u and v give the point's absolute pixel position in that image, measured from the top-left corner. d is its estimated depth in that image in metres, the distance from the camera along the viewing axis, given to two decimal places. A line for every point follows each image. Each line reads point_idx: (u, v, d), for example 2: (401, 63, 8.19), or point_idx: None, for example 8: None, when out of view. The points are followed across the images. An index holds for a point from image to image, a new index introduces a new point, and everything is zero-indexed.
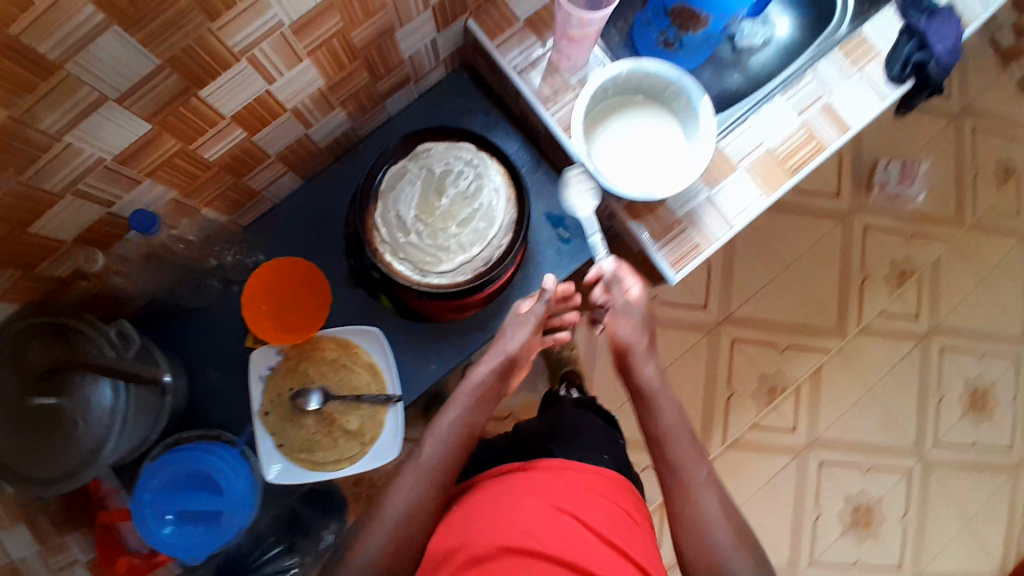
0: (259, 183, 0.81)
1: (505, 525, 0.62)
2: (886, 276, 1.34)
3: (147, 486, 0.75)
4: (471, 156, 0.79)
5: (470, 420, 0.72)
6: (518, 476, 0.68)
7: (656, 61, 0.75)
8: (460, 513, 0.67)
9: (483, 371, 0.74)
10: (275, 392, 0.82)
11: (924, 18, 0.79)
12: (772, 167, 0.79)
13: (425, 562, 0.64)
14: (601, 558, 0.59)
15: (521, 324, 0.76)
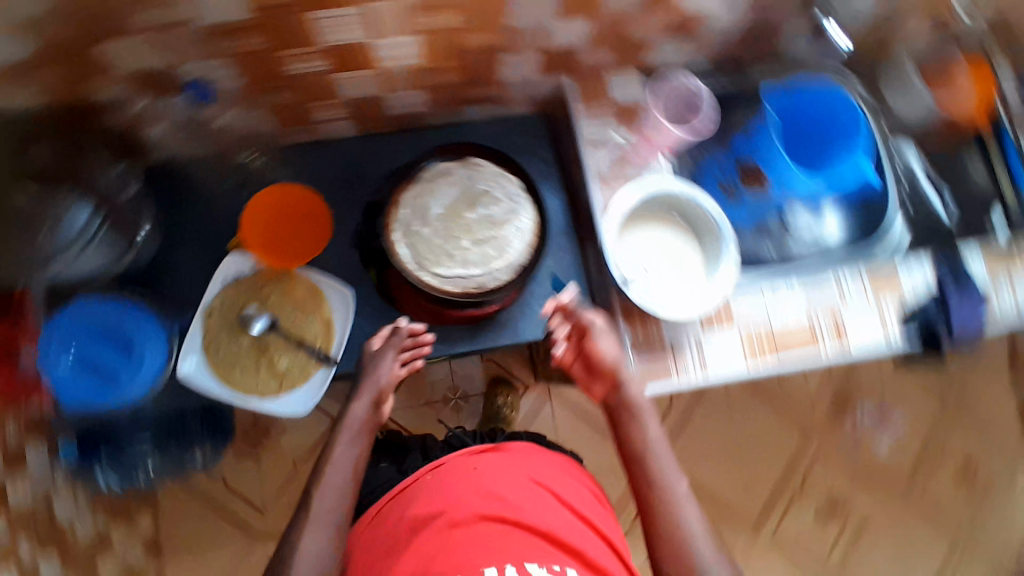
0: (320, 115, 0.84)
1: (485, 496, 0.70)
2: (818, 506, 1.33)
3: (68, 318, 0.76)
4: (513, 190, 0.82)
5: (355, 455, 0.73)
6: (487, 455, 0.76)
7: (706, 198, 0.79)
8: (432, 478, 0.74)
9: (360, 409, 0.76)
10: (230, 298, 0.83)
11: (956, 293, 0.82)
12: (764, 342, 0.81)
13: (403, 524, 0.69)
14: (571, 525, 0.70)
15: (380, 360, 0.79)
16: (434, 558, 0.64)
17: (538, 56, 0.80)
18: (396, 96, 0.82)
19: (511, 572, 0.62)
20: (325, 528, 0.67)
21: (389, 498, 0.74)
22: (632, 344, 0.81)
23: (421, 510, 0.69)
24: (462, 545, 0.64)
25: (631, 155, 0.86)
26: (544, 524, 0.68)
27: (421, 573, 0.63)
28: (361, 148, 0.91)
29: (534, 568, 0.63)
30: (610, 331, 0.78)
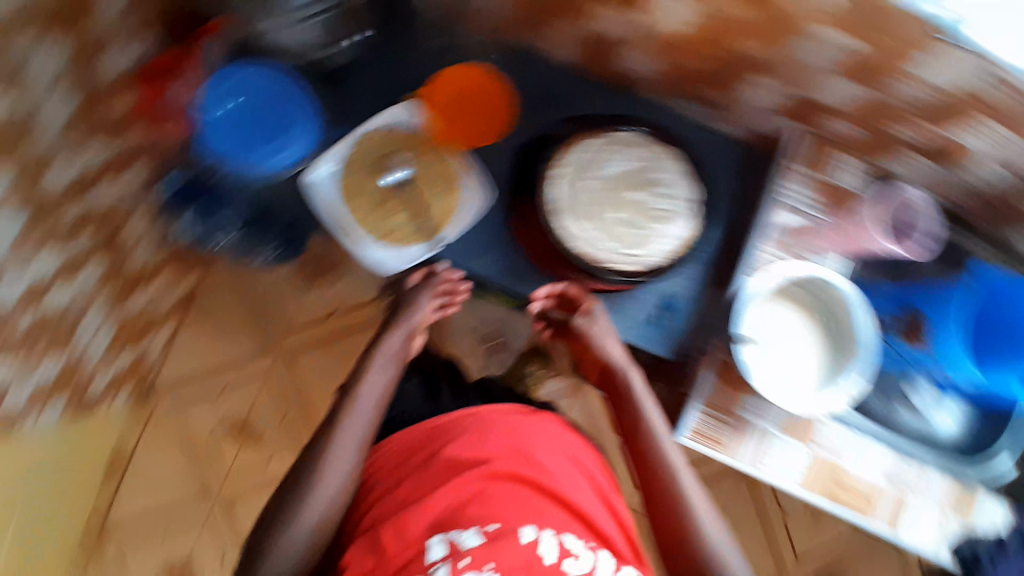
0: (557, 29, 0.80)
1: (523, 459, 0.72)
2: None
3: (252, 75, 0.80)
4: (687, 198, 0.78)
5: (385, 378, 0.76)
6: (528, 416, 0.78)
7: (869, 318, 0.72)
8: (473, 423, 0.75)
9: (395, 341, 0.78)
10: (384, 138, 0.83)
11: (1016, 553, 0.81)
12: (824, 477, 0.79)
13: (436, 458, 0.72)
14: (595, 502, 0.74)
15: (421, 295, 0.80)
16: (471, 502, 0.68)
17: (789, 93, 0.74)
18: (632, 52, 0.78)
19: (546, 537, 0.66)
20: (348, 449, 0.70)
21: (425, 431, 0.76)
22: (706, 403, 0.77)
23: (460, 452, 0.71)
24: (498, 500, 0.68)
25: (817, 232, 0.81)
26: (576, 501, 0.72)
27: (454, 510, 0.67)
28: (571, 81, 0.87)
29: (567, 538, 0.67)
30: (614, 333, 0.79)
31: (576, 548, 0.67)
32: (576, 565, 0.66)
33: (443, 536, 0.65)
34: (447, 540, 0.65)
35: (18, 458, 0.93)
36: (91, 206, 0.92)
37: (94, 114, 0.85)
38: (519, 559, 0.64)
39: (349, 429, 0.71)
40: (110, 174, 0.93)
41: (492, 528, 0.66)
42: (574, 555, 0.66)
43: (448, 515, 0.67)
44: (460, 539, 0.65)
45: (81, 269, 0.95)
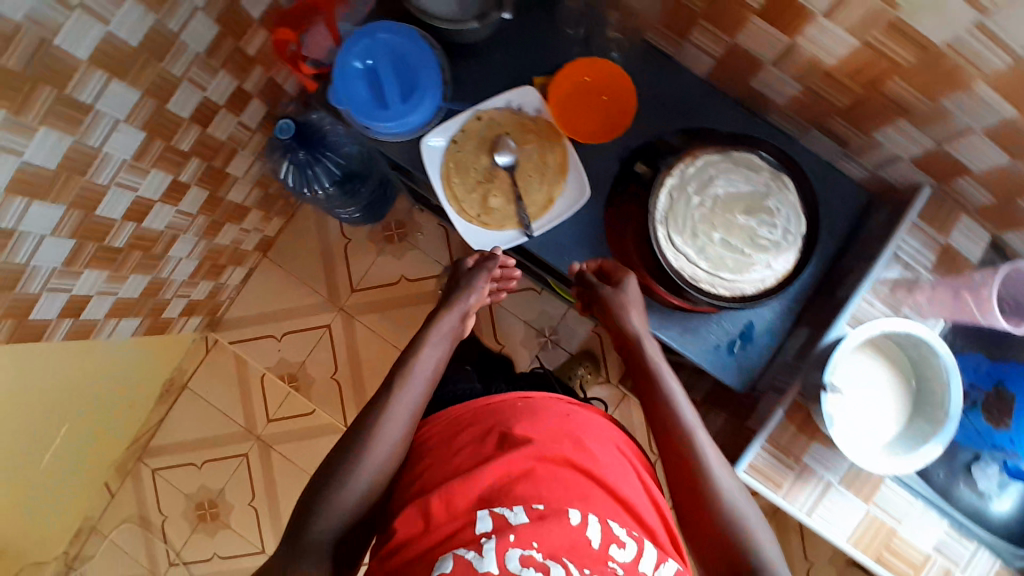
0: (697, 38, 0.78)
1: (577, 449, 0.70)
2: None
3: (382, 30, 0.77)
4: (793, 232, 0.76)
5: (437, 356, 0.80)
6: (579, 408, 0.77)
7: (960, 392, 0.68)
8: (524, 407, 0.74)
9: (451, 320, 0.82)
10: (499, 119, 0.83)
11: None
12: (876, 539, 0.76)
13: (487, 440, 0.70)
14: (645, 500, 0.70)
15: (476, 277, 0.83)
16: (519, 477, 0.65)
17: (930, 145, 0.70)
18: (768, 74, 0.76)
19: (594, 522, 0.62)
20: (401, 415, 0.73)
21: (475, 410, 0.76)
22: (771, 441, 0.75)
23: (513, 429, 0.70)
24: (549, 480, 0.65)
25: (921, 292, 0.76)
26: (624, 491, 0.68)
27: (501, 482, 0.65)
28: (697, 93, 0.84)
29: (614, 526, 0.63)
30: (640, 303, 0.79)
31: (623, 536, 0.63)
32: (622, 554, 0.61)
33: (490, 510, 0.63)
34: (493, 514, 0.62)
35: (89, 348, 1.03)
36: (205, 133, 0.97)
37: (238, 41, 0.93)
38: (565, 539, 0.60)
39: (403, 395, 0.74)
40: (231, 108, 0.99)
41: (539, 507, 0.63)
42: (620, 544, 0.62)
43: (494, 490, 0.64)
44: (507, 514, 0.62)
45: (183, 194, 1.00)
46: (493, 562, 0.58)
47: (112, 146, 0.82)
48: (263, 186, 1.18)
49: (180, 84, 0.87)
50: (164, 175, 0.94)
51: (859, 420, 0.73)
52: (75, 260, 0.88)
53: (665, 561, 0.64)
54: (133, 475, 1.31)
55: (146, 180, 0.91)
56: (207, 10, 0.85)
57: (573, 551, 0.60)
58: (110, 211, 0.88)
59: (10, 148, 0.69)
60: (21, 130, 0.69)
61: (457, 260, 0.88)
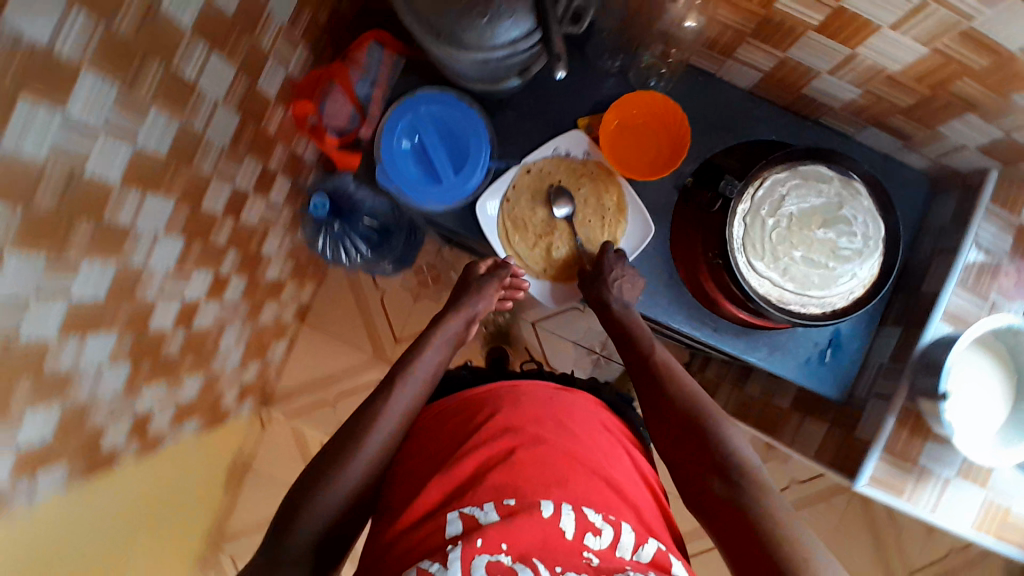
0: (745, 54, 0.75)
1: (567, 434, 0.68)
2: None
3: (429, 107, 0.78)
4: (874, 236, 0.75)
5: (436, 361, 0.76)
6: (566, 391, 0.76)
7: None
8: (510, 392, 0.73)
9: (455, 325, 0.80)
10: (550, 168, 0.82)
11: None
12: (1000, 520, 0.76)
13: (477, 431, 0.67)
14: (632, 481, 0.69)
15: (488, 286, 0.81)
16: (494, 466, 0.63)
17: (1000, 135, 0.69)
18: (824, 83, 0.74)
19: (568, 511, 0.60)
20: (392, 413, 0.69)
21: (462, 401, 0.74)
22: (885, 447, 0.75)
23: (499, 418, 0.68)
24: (532, 467, 0.63)
25: (1004, 277, 0.75)
26: (606, 469, 0.66)
27: (475, 474, 0.63)
28: (744, 106, 0.82)
29: (591, 512, 0.61)
30: (631, 274, 0.80)
31: (599, 523, 0.60)
32: (597, 540, 0.59)
33: (460, 510, 0.59)
34: (463, 515, 0.59)
35: (160, 460, 0.99)
36: (240, 222, 0.93)
37: (260, 122, 0.87)
38: (538, 533, 0.58)
39: (401, 393, 0.70)
40: (260, 191, 0.95)
41: (511, 501, 0.60)
42: (596, 531, 0.59)
43: (466, 483, 0.62)
44: (477, 514, 0.59)
45: (226, 287, 0.96)
46: (458, 570, 0.53)
47: (157, 259, 0.77)
48: (295, 257, 1.15)
49: (211, 181, 0.81)
50: (207, 273, 0.89)
51: (964, 412, 0.72)
52: (135, 382, 0.83)
53: (645, 542, 0.61)
54: (214, 564, 1.29)
55: (191, 283, 0.86)
56: (228, 100, 0.78)
57: (548, 545, 0.57)
58: (161, 322, 0.83)
59: (60, 291, 0.62)
60: (66, 270, 0.62)
61: (470, 262, 0.84)
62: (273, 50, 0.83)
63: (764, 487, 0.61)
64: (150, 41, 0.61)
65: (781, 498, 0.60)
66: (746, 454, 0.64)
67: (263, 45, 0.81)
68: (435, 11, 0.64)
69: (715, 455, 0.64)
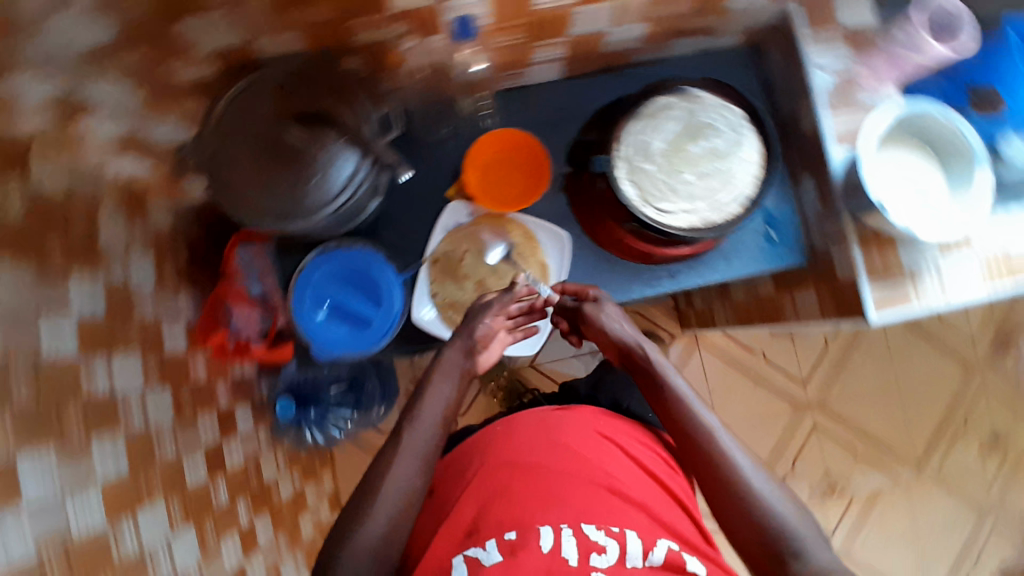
0: (539, 55, 0.79)
1: (569, 454, 0.79)
2: (948, 433, 1.29)
3: (318, 269, 0.76)
4: (737, 121, 0.79)
5: (446, 394, 0.74)
6: (560, 413, 0.86)
7: (976, 134, 0.73)
8: (503, 428, 0.84)
9: (456, 354, 0.77)
10: (453, 244, 0.84)
11: None
12: (1004, 266, 0.78)
13: (495, 480, 0.77)
14: (637, 479, 0.78)
15: (486, 310, 0.78)
16: (499, 501, 0.74)
17: None
18: (617, 32, 0.78)
19: (568, 535, 0.70)
20: (410, 458, 0.70)
21: (478, 450, 0.82)
22: (869, 273, 0.77)
23: (520, 468, 0.77)
24: (534, 498, 0.74)
25: (864, 79, 0.79)
26: (605, 477, 0.77)
27: (480, 517, 0.74)
28: (567, 92, 0.87)
29: (591, 529, 0.71)
30: (619, 313, 0.80)
31: (602, 541, 0.71)
32: (602, 558, 0.69)
33: (464, 553, 0.71)
34: (471, 558, 0.70)
35: None
36: (228, 471, 0.92)
37: (190, 381, 0.89)
38: (540, 563, 0.68)
39: (413, 440, 0.71)
40: (228, 432, 0.95)
41: (511, 536, 0.71)
42: (599, 550, 0.70)
43: (473, 525, 0.73)
44: (481, 555, 0.70)
45: (256, 534, 0.94)
46: None
47: (178, 561, 0.75)
48: (299, 461, 1.13)
49: (183, 459, 0.83)
50: (233, 537, 0.88)
51: (913, 196, 0.75)
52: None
53: (655, 546, 0.72)
54: None
55: (224, 556, 0.84)
56: (150, 381, 0.81)
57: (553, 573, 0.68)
58: None
59: None
60: None
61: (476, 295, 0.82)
62: (159, 315, 0.85)
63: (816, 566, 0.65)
64: (54, 392, 0.63)
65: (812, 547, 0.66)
66: (801, 537, 0.67)
67: (147, 317, 0.82)
68: (265, 198, 0.66)
69: (764, 534, 0.67)
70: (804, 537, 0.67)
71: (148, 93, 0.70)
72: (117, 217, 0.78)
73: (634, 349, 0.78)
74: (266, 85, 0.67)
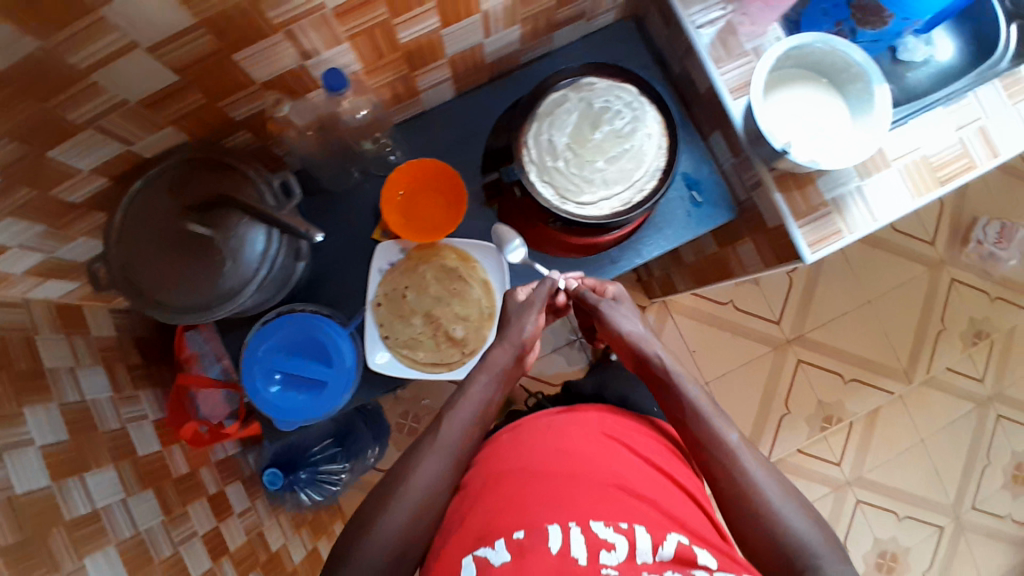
0: (425, 81, 0.80)
1: (582, 457, 0.73)
2: (930, 336, 1.29)
3: (261, 343, 0.74)
4: (632, 98, 0.80)
5: (490, 396, 0.74)
6: (563, 417, 0.81)
7: (864, 52, 0.72)
8: (510, 436, 0.79)
9: (503, 355, 0.75)
10: (391, 286, 0.83)
11: None
12: (924, 173, 0.78)
13: (507, 484, 0.70)
14: (652, 479, 0.72)
15: (528, 308, 0.76)
16: (506, 507, 0.66)
17: None
18: (491, 41, 0.78)
19: (576, 533, 0.62)
20: (442, 458, 0.69)
21: (486, 463, 0.75)
22: (795, 216, 0.77)
23: (534, 472, 0.71)
24: (545, 496, 0.67)
25: (743, 25, 0.79)
26: (614, 473, 0.71)
27: (489, 519, 0.66)
28: (465, 108, 0.88)
29: (599, 526, 0.63)
30: (631, 313, 0.81)
31: (611, 537, 0.62)
32: (613, 556, 0.60)
33: (474, 553, 0.63)
34: (479, 559, 0.61)
35: None
36: (234, 553, 0.93)
37: (172, 476, 0.89)
38: (549, 566, 0.59)
39: (446, 439, 0.70)
40: (224, 515, 0.95)
41: (520, 536, 0.62)
42: (609, 547, 0.61)
43: (483, 529, 0.65)
44: (489, 555, 0.61)
45: None
46: None
47: None
48: (306, 522, 1.14)
49: (182, 553, 0.84)
50: None
51: (804, 131, 0.75)
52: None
53: (665, 540, 0.63)
54: None
55: None
56: (130, 488, 0.81)
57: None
58: None
59: None
60: None
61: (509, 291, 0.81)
62: (124, 421, 0.85)
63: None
64: (37, 522, 0.66)
65: (826, 560, 0.62)
66: (813, 548, 0.62)
67: (112, 427, 0.83)
68: (183, 293, 0.67)
69: (779, 548, 0.63)
70: (818, 550, 0.62)
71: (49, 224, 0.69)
72: (56, 339, 0.78)
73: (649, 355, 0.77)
74: (158, 186, 0.67)
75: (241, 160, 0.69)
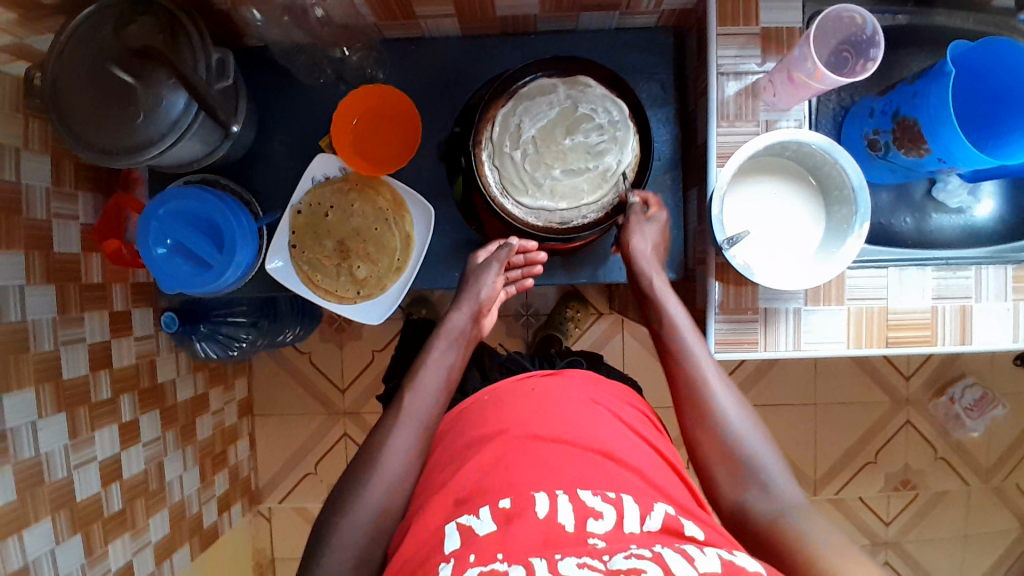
0: (423, 10, 0.74)
1: (553, 416, 0.67)
2: (856, 463, 1.24)
3: (165, 203, 0.75)
4: (620, 118, 0.74)
5: (448, 362, 0.72)
6: (544, 380, 0.74)
7: (855, 169, 0.64)
8: (489, 398, 0.72)
9: (461, 319, 0.75)
10: (315, 199, 0.81)
11: None
12: (872, 329, 0.72)
13: (475, 457, 0.63)
14: (643, 452, 0.66)
15: (485, 270, 0.76)
16: (492, 469, 0.61)
17: None
18: None
19: (564, 501, 0.56)
20: (410, 428, 0.66)
21: (460, 416, 0.73)
22: (721, 304, 0.72)
23: (502, 432, 0.66)
24: (518, 465, 0.61)
25: (766, 92, 0.71)
26: (599, 442, 0.64)
27: (475, 484, 0.60)
28: (462, 54, 0.82)
29: (589, 497, 0.57)
30: (650, 229, 0.76)
31: (599, 506, 0.56)
32: (601, 524, 0.54)
33: (456, 521, 0.57)
34: (461, 527, 0.56)
35: None
36: (115, 369, 0.97)
37: (80, 280, 0.90)
38: (535, 533, 0.53)
39: (414, 406, 0.68)
40: (120, 332, 0.99)
41: (506, 503, 0.57)
42: (598, 515, 0.55)
43: (465, 495, 0.60)
44: (474, 524, 0.56)
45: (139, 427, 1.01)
46: None
47: (42, 447, 0.82)
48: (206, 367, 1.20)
49: (61, 353, 0.86)
50: (109, 428, 0.94)
51: (765, 227, 0.69)
52: (95, 548, 0.90)
53: (652, 511, 0.57)
54: None
55: (97, 442, 0.91)
56: (33, 278, 0.82)
57: (549, 542, 0.52)
58: (88, 488, 0.89)
59: None
60: None
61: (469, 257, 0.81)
62: (51, 215, 0.85)
63: (778, 508, 0.60)
64: None
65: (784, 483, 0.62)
66: (770, 474, 0.62)
67: (37, 216, 0.83)
68: (92, 131, 0.66)
69: (738, 470, 0.62)
70: (777, 476, 0.62)
71: (18, 15, 0.68)
72: (11, 117, 0.78)
73: (638, 270, 0.74)
74: (105, 18, 0.66)
75: (184, 19, 0.67)
